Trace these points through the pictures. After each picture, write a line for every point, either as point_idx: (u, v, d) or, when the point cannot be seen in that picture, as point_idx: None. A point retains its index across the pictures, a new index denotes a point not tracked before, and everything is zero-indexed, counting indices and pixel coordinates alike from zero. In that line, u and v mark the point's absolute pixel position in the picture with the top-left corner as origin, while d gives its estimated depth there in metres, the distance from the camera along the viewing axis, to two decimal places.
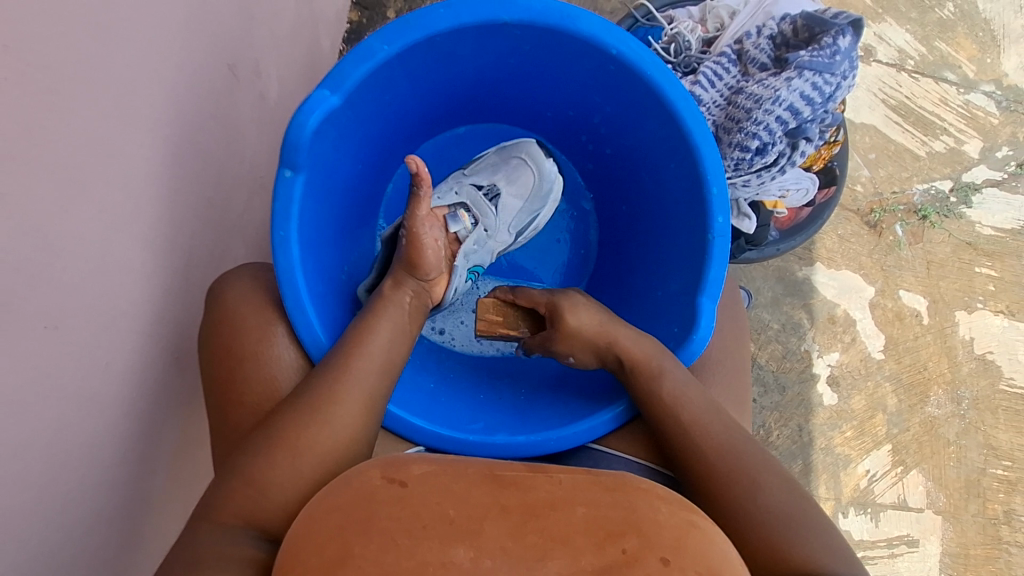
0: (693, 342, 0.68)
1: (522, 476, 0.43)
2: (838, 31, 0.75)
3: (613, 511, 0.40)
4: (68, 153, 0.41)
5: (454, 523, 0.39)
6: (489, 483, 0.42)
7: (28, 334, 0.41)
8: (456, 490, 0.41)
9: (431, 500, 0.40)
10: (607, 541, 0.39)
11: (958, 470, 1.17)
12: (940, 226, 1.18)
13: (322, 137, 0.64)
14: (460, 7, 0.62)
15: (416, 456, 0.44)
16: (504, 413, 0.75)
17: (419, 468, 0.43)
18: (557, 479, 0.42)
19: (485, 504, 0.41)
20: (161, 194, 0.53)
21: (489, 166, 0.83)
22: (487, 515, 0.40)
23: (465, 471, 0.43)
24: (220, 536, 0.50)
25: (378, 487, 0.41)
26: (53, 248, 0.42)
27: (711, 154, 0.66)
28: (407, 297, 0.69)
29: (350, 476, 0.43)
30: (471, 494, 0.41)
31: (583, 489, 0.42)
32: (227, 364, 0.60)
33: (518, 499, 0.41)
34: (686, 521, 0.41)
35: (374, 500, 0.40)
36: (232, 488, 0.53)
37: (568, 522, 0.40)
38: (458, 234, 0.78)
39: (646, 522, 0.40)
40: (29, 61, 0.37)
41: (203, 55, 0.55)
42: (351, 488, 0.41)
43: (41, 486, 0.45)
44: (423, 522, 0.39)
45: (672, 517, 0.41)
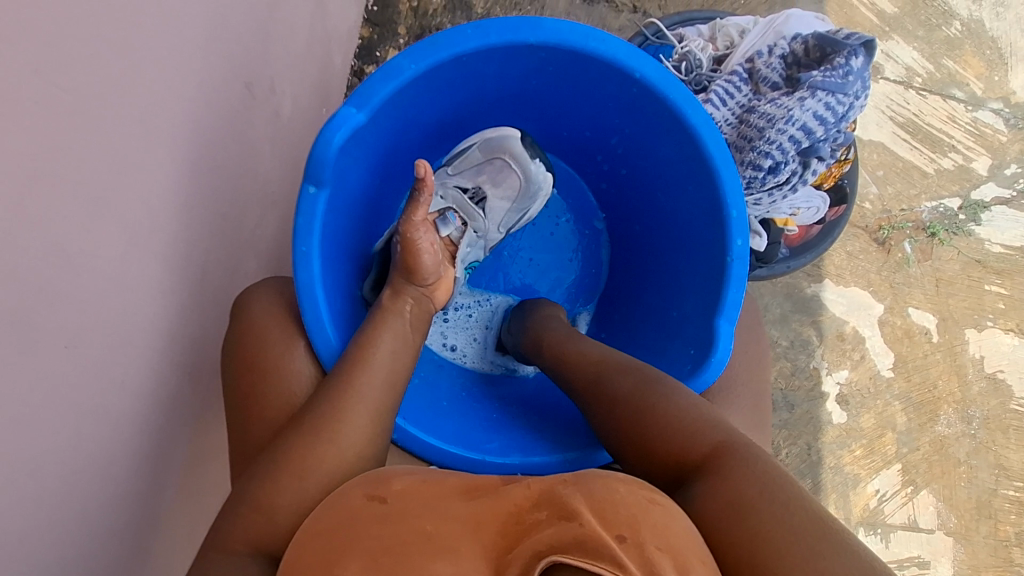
0: (708, 371, 0.68)
1: (495, 488, 0.43)
2: (850, 51, 0.76)
3: (571, 496, 0.38)
4: (91, 171, 0.42)
5: (431, 536, 0.39)
6: (464, 498, 0.43)
7: (48, 352, 0.41)
8: (434, 505, 0.42)
9: (409, 513, 0.41)
10: (564, 519, 0.35)
11: (969, 490, 1.16)
12: (949, 243, 1.17)
13: (345, 154, 0.64)
14: (489, 27, 0.63)
15: (401, 477, 0.47)
16: (518, 433, 0.75)
17: (399, 483, 0.45)
18: (524, 484, 0.42)
19: (458, 516, 0.40)
20: (179, 211, 0.53)
21: (474, 164, 0.79)
22: (458, 525, 0.39)
23: (442, 484, 0.45)
24: (231, 566, 0.51)
25: (361, 504, 0.43)
26: (74, 266, 0.42)
27: (730, 177, 0.66)
28: (407, 307, 0.68)
29: (339, 505, 0.45)
30: (446, 508, 0.41)
31: (548, 486, 0.40)
32: (250, 377, 0.61)
33: (488, 508, 0.40)
34: (644, 496, 0.39)
35: (358, 521, 0.42)
36: (243, 512, 0.53)
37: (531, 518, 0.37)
38: (450, 237, 0.78)
39: (606, 500, 0.37)
40: (58, 84, 0.37)
41: (221, 74, 0.56)
42: (340, 513, 0.44)
43: (55, 506, 0.44)
44: (401, 538, 0.39)
45: (633, 495, 0.39)
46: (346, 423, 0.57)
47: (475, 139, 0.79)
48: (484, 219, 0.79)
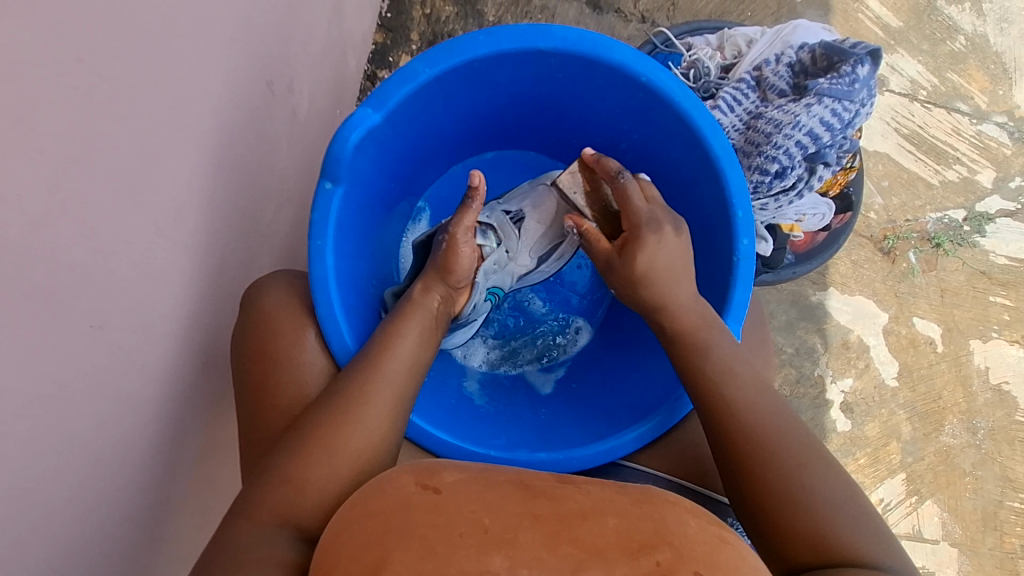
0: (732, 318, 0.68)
1: (551, 490, 0.44)
2: (856, 60, 0.77)
3: (643, 522, 0.40)
4: (124, 160, 0.43)
5: (490, 532, 0.39)
6: (523, 495, 0.43)
7: (76, 333, 0.42)
8: (488, 500, 0.42)
9: (465, 506, 0.41)
10: (641, 552, 0.38)
11: (974, 501, 1.16)
12: (954, 254, 1.18)
13: (362, 153, 0.66)
14: (500, 34, 0.64)
15: (449, 467, 0.47)
16: (525, 431, 0.75)
17: (451, 476, 0.45)
18: (589, 492, 0.44)
19: (519, 513, 0.41)
20: (202, 202, 0.55)
21: (521, 196, 0.82)
22: (521, 524, 0.40)
23: (496, 481, 0.45)
24: (255, 536, 0.52)
25: (413, 491, 0.43)
26: (105, 251, 0.43)
27: (736, 180, 0.67)
28: (435, 302, 0.69)
29: (384, 487, 0.45)
30: (504, 505, 0.42)
31: (614, 501, 0.43)
32: (262, 367, 0.62)
33: (550, 509, 0.42)
34: (715, 534, 0.41)
35: (410, 508, 0.42)
36: (264, 488, 0.55)
37: (601, 532, 0.39)
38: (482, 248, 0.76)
39: (678, 533, 0.40)
40: (98, 73, 0.39)
41: (245, 71, 0.58)
42: (389, 497, 0.44)
43: (76, 485, 0.45)
44: (457, 530, 0.39)
45: (702, 531, 0.41)
46: (365, 408, 0.58)
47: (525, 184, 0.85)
48: (517, 240, 0.79)
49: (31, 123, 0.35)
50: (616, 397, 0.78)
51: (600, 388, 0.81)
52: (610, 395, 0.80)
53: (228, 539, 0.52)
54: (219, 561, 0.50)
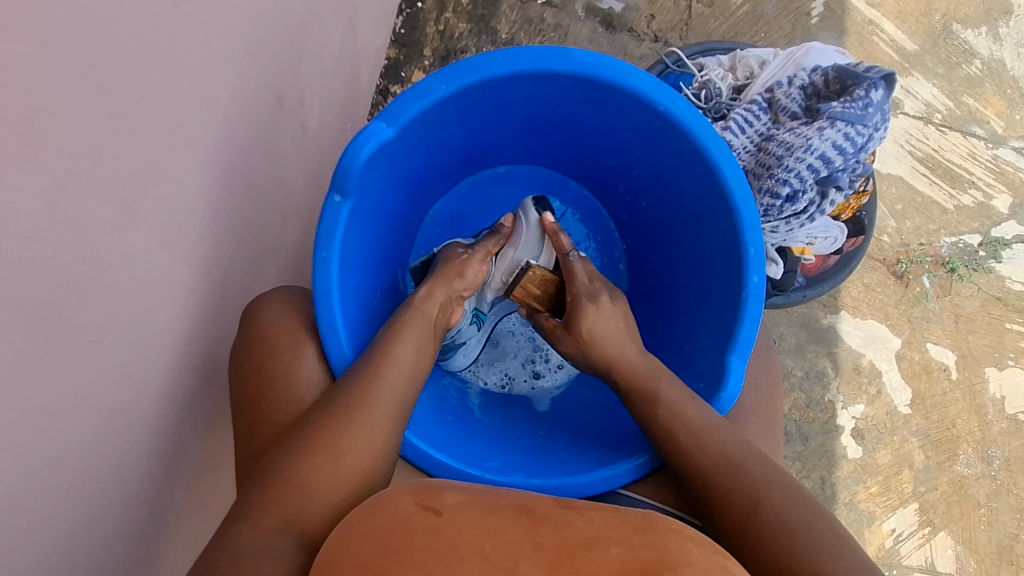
0: (720, 400, 0.67)
1: (553, 517, 0.44)
2: (870, 84, 0.76)
3: (644, 550, 0.40)
4: (128, 173, 0.43)
5: (490, 558, 0.39)
6: (524, 522, 0.43)
7: (74, 346, 0.42)
8: (489, 525, 0.42)
9: (466, 530, 0.41)
10: None
11: (989, 534, 1.14)
12: (968, 279, 1.17)
13: (372, 167, 0.66)
14: (518, 55, 0.64)
15: (450, 492, 0.47)
16: (522, 453, 0.74)
17: (451, 499, 0.45)
18: (588, 519, 0.44)
19: (519, 541, 0.41)
20: (207, 215, 0.55)
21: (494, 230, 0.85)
22: (522, 552, 0.40)
23: (496, 506, 0.45)
24: (259, 540, 0.51)
25: (414, 511, 0.43)
26: (105, 263, 0.43)
27: (749, 214, 0.66)
28: (422, 312, 0.69)
29: (385, 502, 0.45)
30: (504, 532, 0.42)
31: (615, 529, 0.43)
32: (259, 383, 0.61)
33: (552, 537, 0.41)
34: (717, 563, 0.40)
35: (410, 525, 0.41)
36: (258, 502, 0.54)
37: (603, 561, 0.39)
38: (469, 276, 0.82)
39: (681, 561, 0.39)
40: (102, 87, 0.39)
41: (254, 86, 0.58)
42: (389, 512, 0.43)
43: (69, 498, 0.45)
44: (457, 554, 0.39)
45: (706, 560, 0.40)
46: (359, 430, 0.58)
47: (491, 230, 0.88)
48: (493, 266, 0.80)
49: (35, 135, 0.35)
50: (616, 424, 0.77)
51: (603, 413, 0.81)
52: (610, 419, 0.79)
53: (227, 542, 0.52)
54: (218, 561, 0.50)
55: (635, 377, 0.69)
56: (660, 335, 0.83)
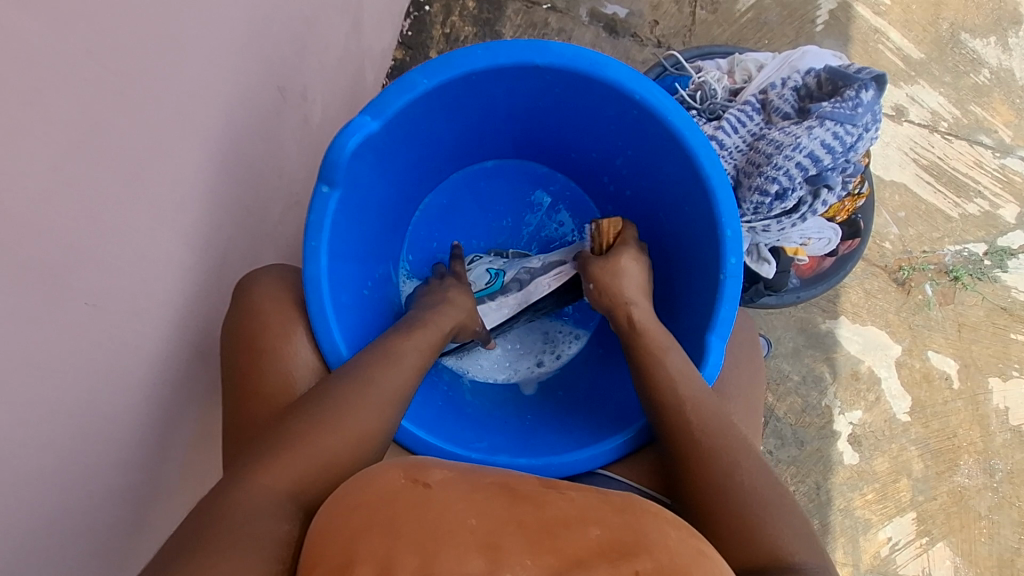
0: (706, 366, 0.68)
1: (536, 496, 0.45)
2: (860, 85, 0.77)
3: (624, 532, 0.41)
4: (130, 149, 0.46)
5: (473, 534, 0.40)
6: (507, 498, 0.44)
7: (74, 310, 0.44)
8: (473, 499, 0.43)
9: (450, 506, 0.42)
10: (621, 560, 0.38)
11: (990, 547, 1.12)
12: (972, 288, 1.16)
13: (360, 158, 0.68)
14: (497, 49, 0.66)
15: (436, 467, 0.48)
16: (508, 436, 0.75)
17: (437, 474, 0.47)
18: (570, 498, 0.45)
19: (501, 518, 0.42)
20: (206, 196, 0.57)
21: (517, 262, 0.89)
22: (505, 530, 0.41)
23: (482, 483, 0.46)
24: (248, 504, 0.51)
25: (401, 486, 0.44)
26: (105, 233, 0.46)
27: (726, 199, 0.67)
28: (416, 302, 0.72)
29: (373, 477, 0.46)
30: (488, 506, 0.43)
31: (595, 508, 0.44)
32: (249, 355, 0.63)
33: (533, 514, 0.42)
34: (693, 548, 0.42)
35: (397, 500, 0.42)
36: (266, 461, 0.54)
37: (582, 540, 0.40)
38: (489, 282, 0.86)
39: (659, 545, 0.40)
40: (107, 66, 0.42)
41: (257, 75, 0.61)
42: (377, 487, 0.44)
43: (63, 456, 0.47)
44: (441, 529, 0.40)
45: (682, 543, 0.42)
46: (361, 396, 0.61)
47: (492, 259, 0.90)
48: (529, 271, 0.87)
49: (40, 106, 0.37)
50: (601, 408, 0.78)
51: (590, 396, 0.82)
52: (599, 403, 0.80)
53: (233, 498, 0.51)
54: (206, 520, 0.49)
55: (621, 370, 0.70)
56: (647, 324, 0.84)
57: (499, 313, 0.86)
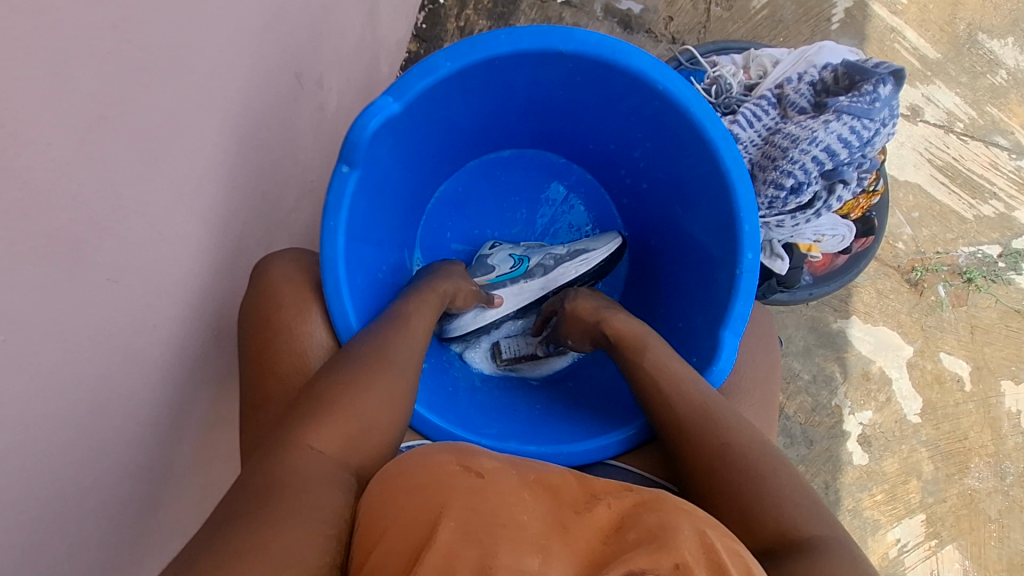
0: (712, 373, 0.69)
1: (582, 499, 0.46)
2: (878, 79, 0.76)
3: (663, 528, 0.41)
4: (151, 126, 0.46)
5: (525, 531, 0.41)
6: (553, 500, 0.45)
7: (93, 284, 0.45)
8: (523, 496, 0.44)
9: (504, 498, 0.43)
10: (662, 555, 0.38)
11: (1000, 550, 1.11)
12: (986, 290, 1.15)
13: (379, 140, 0.68)
14: (522, 34, 0.66)
15: (485, 455, 0.49)
16: (517, 423, 0.76)
17: (489, 462, 0.47)
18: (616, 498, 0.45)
19: (549, 520, 0.43)
20: (223, 178, 0.58)
21: (536, 249, 0.89)
22: (554, 533, 0.42)
23: (527, 475, 0.47)
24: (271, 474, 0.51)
25: (456, 471, 0.45)
26: (125, 209, 0.46)
27: (746, 194, 0.67)
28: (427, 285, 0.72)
29: (425, 460, 0.46)
30: (537, 505, 0.44)
31: (640, 506, 0.44)
32: (265, 334, 0.63)
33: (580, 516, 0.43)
34: (731, 545, 0.42)
35: (453, 485, 0.43)
36: (311, 427, 0.54)
37: (626, 539, 0.40)
38: (510, 268, 0.86)
39: (700, 543, 0.40)
40: (132, 41, 0.42)
41: (275, 60, 0.61)
42: (429, 469, 0.45)
43: (80, 431, 0.48)
44: (497, 521, 0.41)
45: (722, 544, 0.41)
46: (387, 377, 0.60)
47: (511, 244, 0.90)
48: (550, 259, 0.87)
49: (66, 78, 0.38)
50: (609, 398, 0.78)
51: (599, 387, 0.82)
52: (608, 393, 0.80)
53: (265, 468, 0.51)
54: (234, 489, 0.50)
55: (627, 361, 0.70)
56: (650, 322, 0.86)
57: (520, 297, 0.86)
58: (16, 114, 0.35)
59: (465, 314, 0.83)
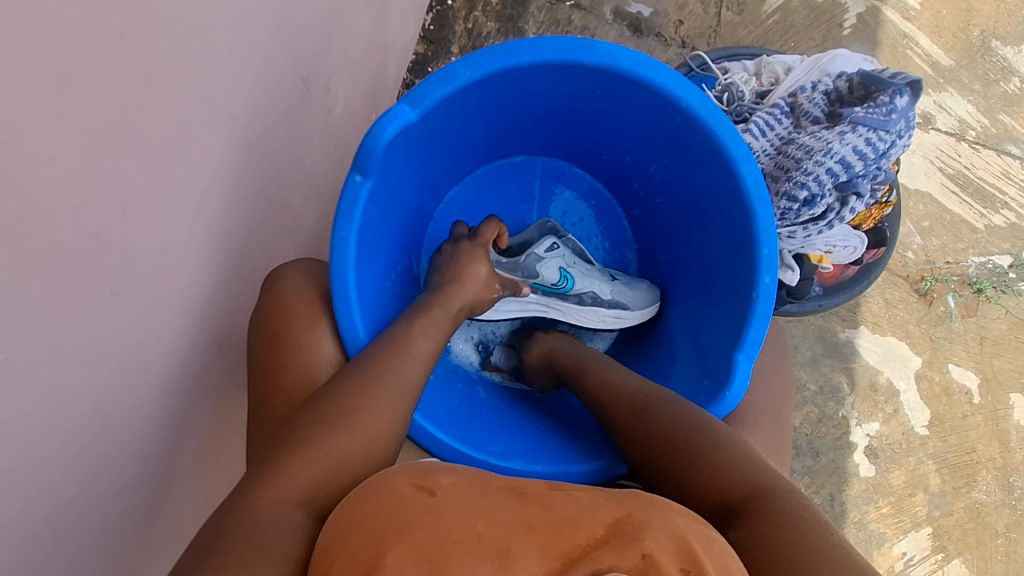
0: (722, 401, 0.69)
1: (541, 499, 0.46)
2: (895, 90, 0.75)
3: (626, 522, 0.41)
4: (157, 138, 0.45)
5: (483, 538, 0.40)
6: (515, 503, 0.45)
7: (96, 298, 0.44)
8: (481, 506, 0.44)
9: (460, 511, 0.43)
10: (626, 547, 0.38)
11: (1006, 565, 1.10)
12: (996, 301, 1.13)
13: (394, 148, 0.67)
14: (544, 45, 0.65)
15: (443, 472, 0.49)
16: (524, 440, 0.75)
17: (445, 480, 0.47)
18: (576, 498, 0.45)
19: (511, 521, 0.42)
20: (228, 187, 0.57)
21: (587, 272, 0.85)
22: (514, 533, 0.41)
23: (487, 487, 0.47)
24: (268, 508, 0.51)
25: (409, 492, 0.45)
26: (130, 221, 0.45)
27: (765, 215, 0.66)
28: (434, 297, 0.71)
29: (381, 486, 0.46)
30: (497, 511, 0.44)
31: (601, 503, 0.44)
32: (273, 349, 0.63)
33: (541, 516, 0.43)
34: (702, 535, 0.41)
35: (406, 504, 0.43)
36: (296, 460, 0.54)
37: (587, 536, 0.40)
38: (548, 283, 0.84)
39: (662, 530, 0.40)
40: (139, 52, 0.41)
41: (283, 66, 0.60)
42: (385, 492, 0.45)
43: (81, 447, 0.47)
44: (453, 535, 0.41)
45: (688, 528, 0.41)
46: (377, 400, 0.60)
47: (562, 246, 0.85)
48: (587, 297, 0.85)
49: (71, 91, 0.37)
50: None
51: None
52: None
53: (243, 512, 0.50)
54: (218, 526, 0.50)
55: (598, 368, 0.74)
56: (628, 360, 0.87)
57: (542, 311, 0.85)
58: (17, 127, 0.34)
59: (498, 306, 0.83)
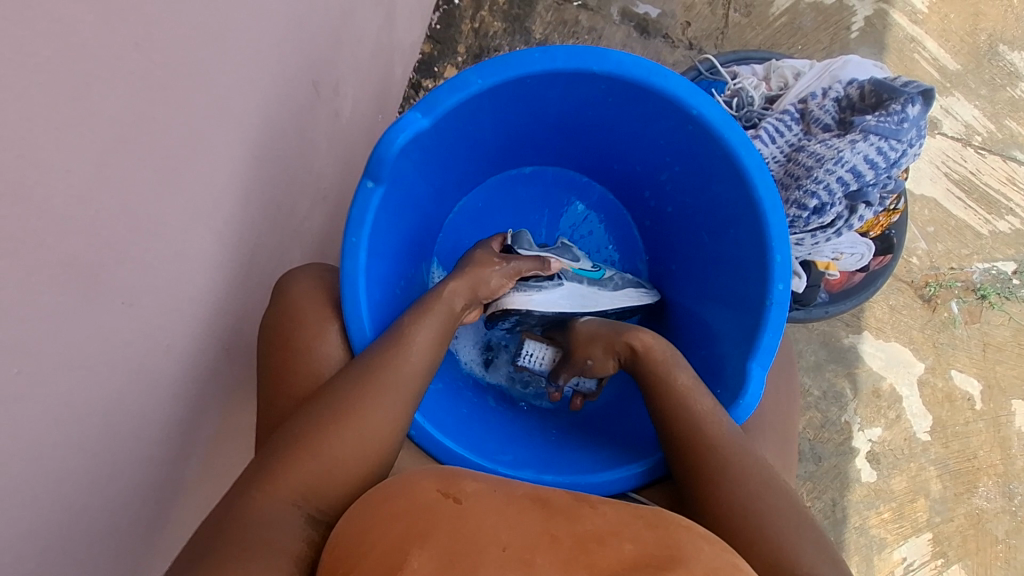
0: (738, 408, 0.68)
1: (568, 509, 0.44)
2: (907, 99, 0.74)
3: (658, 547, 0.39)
4: (170, 145, 0.45)
5: (507, 549, 0.39)
6: (542, 514, 0.43)
7: (108, 308, 0.44)
8: (506, 514, 0.43)
9: (485, 520, 0.42)
10: None
11: (1006, 571, 1.10)
12: (1000, 307, 1.13)
13: (405, 155, 0.67)
14: (556, 52, 0.64)
15: (468, 477, 0.48)
16: (533, 449, 0.75)
17: (471, 486, 0.46)
18: (603, 512, 0.43)
19: (536, 532, 0.41)
20: (238, 192, 0.56)
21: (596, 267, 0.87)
22: (538, 544, 0.40)
23: (513, 496, 0.45)
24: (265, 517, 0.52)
25: (435, 498, 0.44)
26: (143, 230, 0.45)
27: (778, 222, 0.66)
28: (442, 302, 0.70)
29: (406, 487, 0.45)
30: (523, 520, 0.42)
31: (629, 522, 0.42)
32: (283, 355, 0.63)
33: (567, 529, 0.41)
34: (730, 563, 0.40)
35: (431, 512, 0.42)
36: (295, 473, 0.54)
37: (614, 555, 0.39)
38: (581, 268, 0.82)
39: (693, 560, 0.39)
40: (154, 60, 0.41)
41: (293, 69, 0.59)
42: (409, 498, 0.44)
43: (90, 457, 0.46)
44: (476, 544, 0.40)
45: (716, 557, 0.40)
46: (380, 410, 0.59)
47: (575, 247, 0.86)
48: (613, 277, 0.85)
49: (87, 101, 0.36)
50: (636, 428, 0.78)
51: (631, 417, 0.80)
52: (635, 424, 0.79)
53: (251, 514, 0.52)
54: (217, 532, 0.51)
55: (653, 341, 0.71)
56: None
57: (589, 299, 0.81)
58: (34, 139, 0.34)
59: (547, 283, 0.78)
